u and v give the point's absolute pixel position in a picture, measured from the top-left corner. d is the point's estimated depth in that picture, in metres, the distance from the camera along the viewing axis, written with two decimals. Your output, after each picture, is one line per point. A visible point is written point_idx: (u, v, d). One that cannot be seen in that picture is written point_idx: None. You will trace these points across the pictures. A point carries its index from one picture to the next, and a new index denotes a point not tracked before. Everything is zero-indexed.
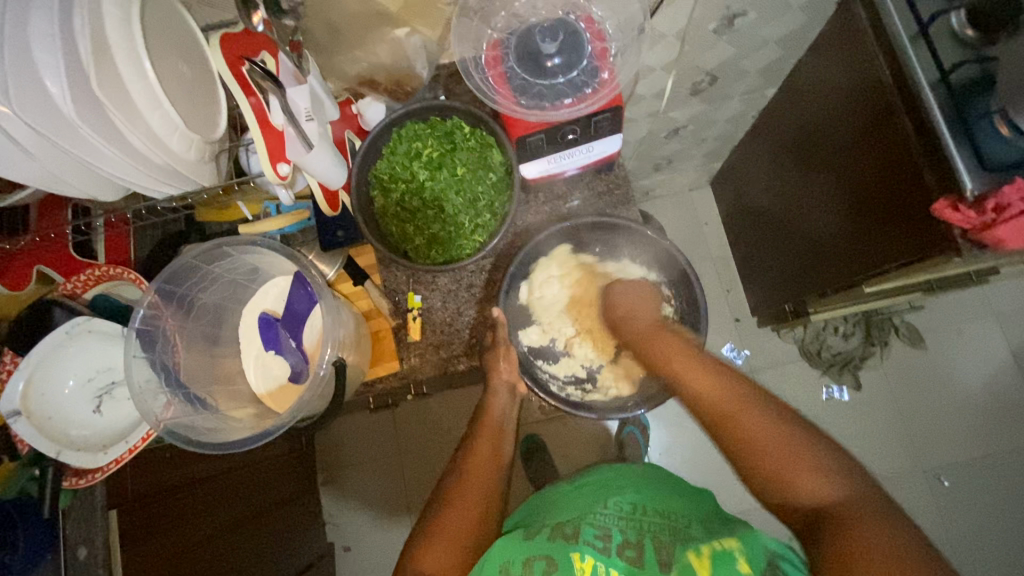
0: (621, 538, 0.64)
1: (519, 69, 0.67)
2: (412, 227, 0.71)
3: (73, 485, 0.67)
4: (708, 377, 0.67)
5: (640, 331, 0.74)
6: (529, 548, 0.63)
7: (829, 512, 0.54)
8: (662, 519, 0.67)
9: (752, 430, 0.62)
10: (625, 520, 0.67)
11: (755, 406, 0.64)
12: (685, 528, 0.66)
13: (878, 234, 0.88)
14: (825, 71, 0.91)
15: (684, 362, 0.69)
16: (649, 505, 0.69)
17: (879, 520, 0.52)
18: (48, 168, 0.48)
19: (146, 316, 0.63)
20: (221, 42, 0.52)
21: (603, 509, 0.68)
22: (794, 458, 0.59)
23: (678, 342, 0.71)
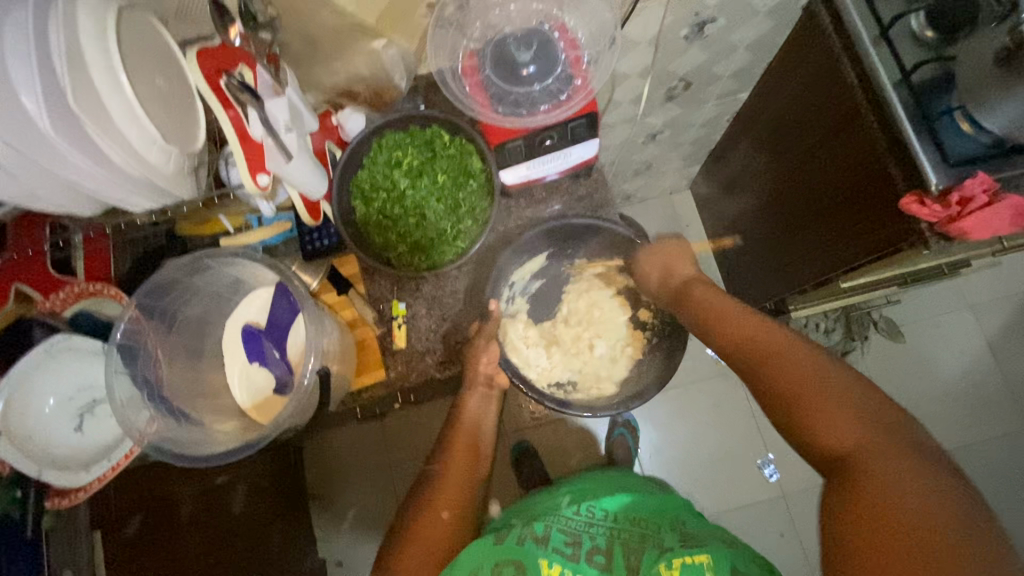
0: (590, 544, 0.67)
1: (495, 78, 0.69)
2: (394, 235, 0.72)
3: (56, 506, 0.68)
4: (730, 305, 0.73)
5: (661, 259, 0.81)
6: (500, 551, 0.66)
7: (799, 411, 0.61)
8: (634, 527, 0.69)
9: (742, 346, 0.69)
10: (595, 528, 0.69)
11: (769, 341, 0.68)
12: (655, 535, 0.68)
13: (851, 230, 0.91)
14: (793, 74, 0.94)
15: (709, 298, 0.75)
16: (622, 513, 0.72)
17: (842, 416, 0.59)
18: (25, 184, 0.48)
19: (127, 330, 0.64)
20: (198, 57, 0.52)
21: (572, 515, 0.71)
22: (790, 374, 0.64)
23: (713, 294, 0.76)
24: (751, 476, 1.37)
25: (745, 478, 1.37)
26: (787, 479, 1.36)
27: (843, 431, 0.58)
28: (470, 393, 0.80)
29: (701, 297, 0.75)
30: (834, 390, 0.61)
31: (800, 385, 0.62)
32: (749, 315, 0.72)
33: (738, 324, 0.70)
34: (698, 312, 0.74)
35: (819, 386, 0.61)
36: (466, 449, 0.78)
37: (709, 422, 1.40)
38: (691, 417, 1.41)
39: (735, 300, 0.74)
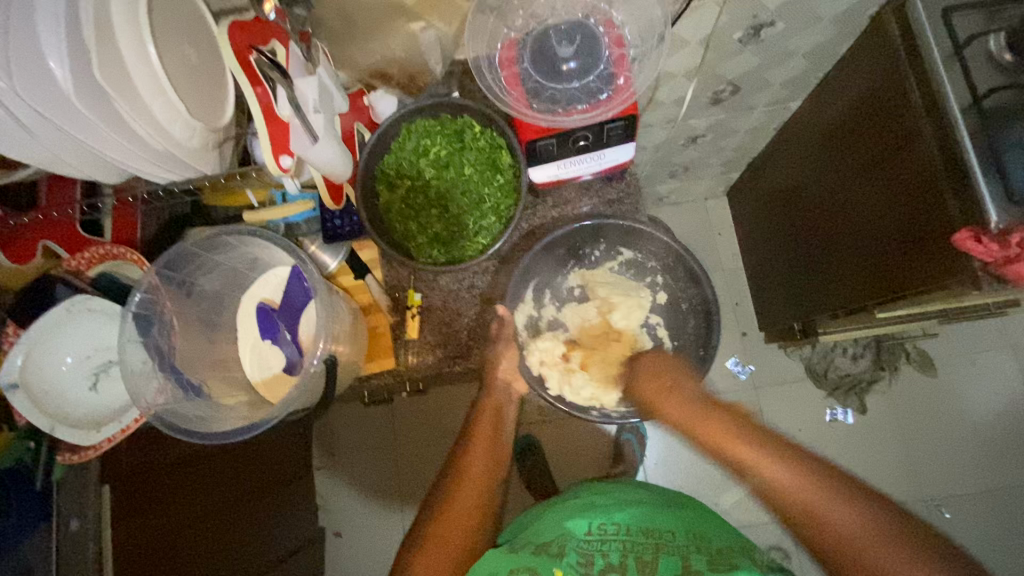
0: (604, 562, 0.66)
1: (533, 71, 0.65)
2: (415, 225, 0.71)
3: (70, 460, 0.72)
4: (727, 436, 0.64)
5: (645, 372, 0.72)
6: (514, 560, 0.66)
7: (811, 501, 0.59)
8: (653, 539, 0.68)
9: (735, 456, 0.64)
10: (611, 544, 0.69)
11: (751, 448, 0.63)
12: (677, 549, 0.66)
13: (889, 260, 0.87)
14: (852, 87, 0.88)
15: (705, 420, 0.65)
16: (637, 526, 0.71)
17: (850, 505, 0.58)
18: (47, 150, 0.48)
19: (143, 301, 0.63)
20: (232, 29, 0.50)
21: (588, 531, 0.70)
22: (779, 474, 0.61)
23: (673, 363, 0.71)
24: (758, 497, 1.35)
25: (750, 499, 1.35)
26: None
27: (850, 523, 0.57)
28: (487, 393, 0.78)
29: (689, 412, 0.67)
30: (818, 485, 0.60)
31: (814, 504, 0.59)
32: (751, 432, 0.65)
33: (740, 459, 0.63)
34: (649, 401, 0.70)
35: (808, 489, 0.60)
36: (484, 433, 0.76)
37: None
38: None
39: (745, 425, 0.65)
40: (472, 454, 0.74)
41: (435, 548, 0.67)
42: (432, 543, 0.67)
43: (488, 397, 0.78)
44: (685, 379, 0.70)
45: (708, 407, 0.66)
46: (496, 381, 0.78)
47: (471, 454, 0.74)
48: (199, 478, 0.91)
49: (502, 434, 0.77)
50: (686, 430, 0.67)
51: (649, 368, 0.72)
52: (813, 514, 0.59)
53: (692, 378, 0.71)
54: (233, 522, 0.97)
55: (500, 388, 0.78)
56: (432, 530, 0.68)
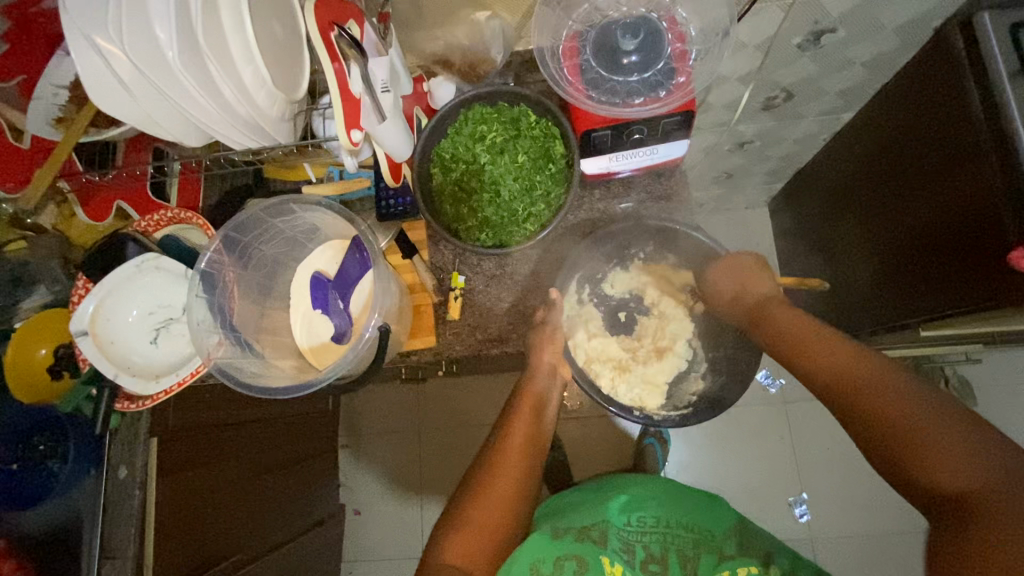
0: (645, 552, 0.75)
1: (594, 62, 0.66)
2: (467, 208, 0.72)
3: (123, 408, 0.75)
4: (836, 352, 0.62)
5: (793, 325, 0.67)
6: (560, 549, 0.72)
7: (908, 442, 0.54)
8: (690, 532, 0.76)
9: (836, 368, 0.61)
10: (650, 535, 0.77)
11: (827, 340, 0.64)
12: (714, 543, 0.75)
13: (936, 277, 0.86)
14: (910, 99, 0.87)
15: (789, 326, 0.68)
16: (672, 517, 0.78)
17: (957, 455, 0.51)
18: (145, 110, 0.51)
19: (210, 260, 0.67)
20: (315, 5, 0.52)
21: (627, 522, 0.78)
22: (876, 391, 0.57)
23: (802, 317, 0.68)
24: (780, 512, 1.34)
25: (772, 514, 1.34)
26: (817, 524, 1.32)
27: (959, 472, 0.51)
28: (534, 376, 0.76)
29: (788, 338, 0.67)
30: (931, 412, 0.54)
31: (902, 419, 0.55)
32: (819, 329, 0.66)
33: (834, 369, 0.61)
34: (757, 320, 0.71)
35: (906, 407, 0.55)
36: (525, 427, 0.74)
37: (743, 448, 1.37)
38: (727, 440, 1.38)
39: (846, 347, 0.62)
40: (511, 450, 0.71)
41: (472, 535, 0.64)
42: (471, 528, 0.64)
43: (529, 384, 0.76)
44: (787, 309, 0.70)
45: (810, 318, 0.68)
46: (538, 364, 0.75)
47: (510, 450, 0.71)
48: (231, 443, 0.96)
49: (541, 425, 0.75)
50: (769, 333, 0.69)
51: (761, 298, 0.72)
52: (915, 434, 0.54)
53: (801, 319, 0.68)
54: (257, 484, 1.04)
55: (541, 373, 0.76)
56: (469, 515, 0.66)
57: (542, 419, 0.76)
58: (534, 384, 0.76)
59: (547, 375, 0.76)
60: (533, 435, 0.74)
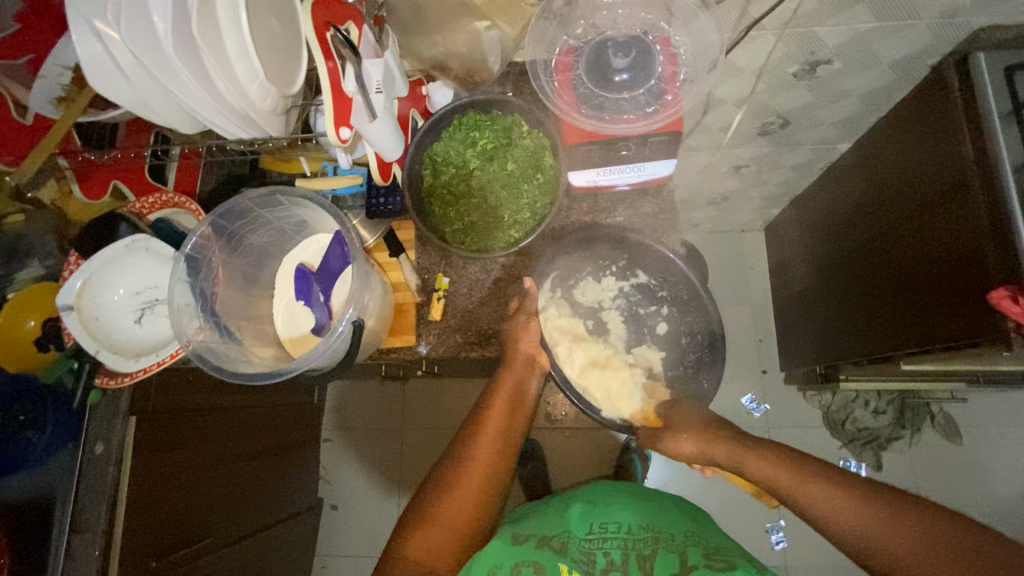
0: (607, 560, 0.70)
1: (586, 78, 0.67)
2: (454, 211, 0.73)
3: (103, 383, 0.78)
4: (834, 496, 0.62)
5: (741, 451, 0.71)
6: (518, 554, 0.67)
7: None
8: (652, 534, 0.73)
9: (838, 521, 0.61)
10: (612, 542, 0.72)
11: (807, 477, 0.65)
12: (677, 546, 0.70)
13: (915, 314, 0.87)
14: (904, 135, 0.88)
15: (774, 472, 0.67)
16: (637, 525, 0.75)
17: None
18: (138, 95, 0.52)
19: (197, 245, 0.69)
20: (314, 4, 0.55)
21: (589, 532, 0.74)
22: (886, 530, 0.58)
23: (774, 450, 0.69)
24: (756, 538, 1.33)
25: (749, 538, 1.33)
26: (792, 552, 1.32)
27: None
28: (509, 370, 0.76)
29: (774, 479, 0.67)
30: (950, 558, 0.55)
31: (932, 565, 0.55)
32: (801, 469, 0.66)
33: (848, 520, 0.60)
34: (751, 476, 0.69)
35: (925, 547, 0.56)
36: (501, 422, 0.74)
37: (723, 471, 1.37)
38: None
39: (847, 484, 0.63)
40: (480, 451, 0.73)
41: (433, 526, 0.68)
42: (431, 523, 0.68)
43: (506, 375, 0.76)
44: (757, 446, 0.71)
45: (780, 452, 0.69)
46: (514, 356, 0.76)
47: (479, 450, 0.73)
48: (208, 424, 0.97)
49: (514, 420, 0.75)
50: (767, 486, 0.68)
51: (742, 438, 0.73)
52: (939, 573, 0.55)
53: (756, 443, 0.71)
54: (232, 471, 1.05)
55: (519, 366, 0.76)
56: (437, 510, 0.69)
57: (522, 416, 0.76)
58: (507, 379, 0.76)
59: (523, 369, 0.76)
60: (511, 431, 0.75)
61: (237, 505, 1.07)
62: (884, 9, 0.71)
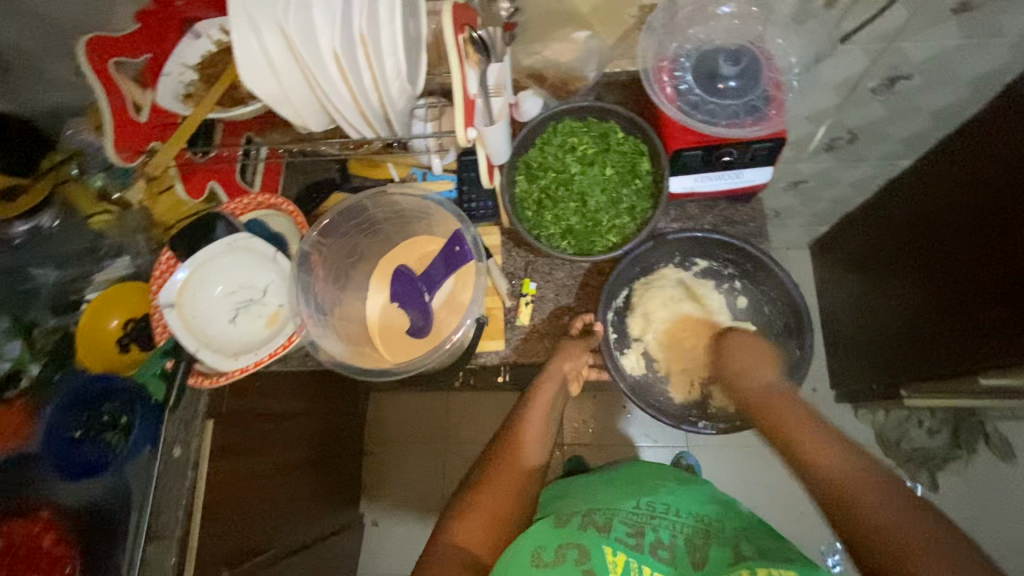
0: (654, 536, 0.68)
1: (693, 87, 0.69)
2: (551, 215, 0.75)
3: (196, 382, 0.74)
4: (821, 446, 0.63)
5: (766, 396, 0.68)
6: (564, 536, 0.67)
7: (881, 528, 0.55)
8: (701, 522, 0.70)
9: (829, 465, 0.61)
10: (660, 519, 0.70)
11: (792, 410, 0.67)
12: (729, 537, 0.68)
13: (1006, 328, 0.84)
14: (995, 151, 0.86)
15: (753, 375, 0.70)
16: (684, 507, 0.72)
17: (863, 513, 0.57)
18: (284, 91, 0.53)
19: (309, 242, 0.71)
20: (452, 9, 0.53)
21: (636, 506, 0.72)
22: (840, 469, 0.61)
23: (797, 406, 0.67)
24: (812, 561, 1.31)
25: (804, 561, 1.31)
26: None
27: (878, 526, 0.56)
28: (546, 382, 0.76)
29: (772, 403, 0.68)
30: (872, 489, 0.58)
31: (873, 512, 0.56)
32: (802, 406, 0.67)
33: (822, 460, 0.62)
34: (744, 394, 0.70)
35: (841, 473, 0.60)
36: (536, 424, 0.76)
37: (775, 490, 1.36)
38: (758, 480, 1.37)
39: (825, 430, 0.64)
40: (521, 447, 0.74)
41: (472, 520, 0.68)
42: (473, 514, 0.68)
43: (546, 381, 0.76)
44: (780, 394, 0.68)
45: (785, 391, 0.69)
46: (554, 371, 0.75)
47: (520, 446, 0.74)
48: (276, 433, 0.95)
49: (547, 423, 0.77)
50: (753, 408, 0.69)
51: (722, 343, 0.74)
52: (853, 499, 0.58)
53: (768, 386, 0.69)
54: (291, 481, 1.03)
55: (559, 376, 0.76)
56: (476, 502, 0.70)
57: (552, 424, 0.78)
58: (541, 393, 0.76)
59: (557, 386, 0.76)
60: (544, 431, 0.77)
61: (293, 520, 1.04)
62: (972, 26, 0.73)
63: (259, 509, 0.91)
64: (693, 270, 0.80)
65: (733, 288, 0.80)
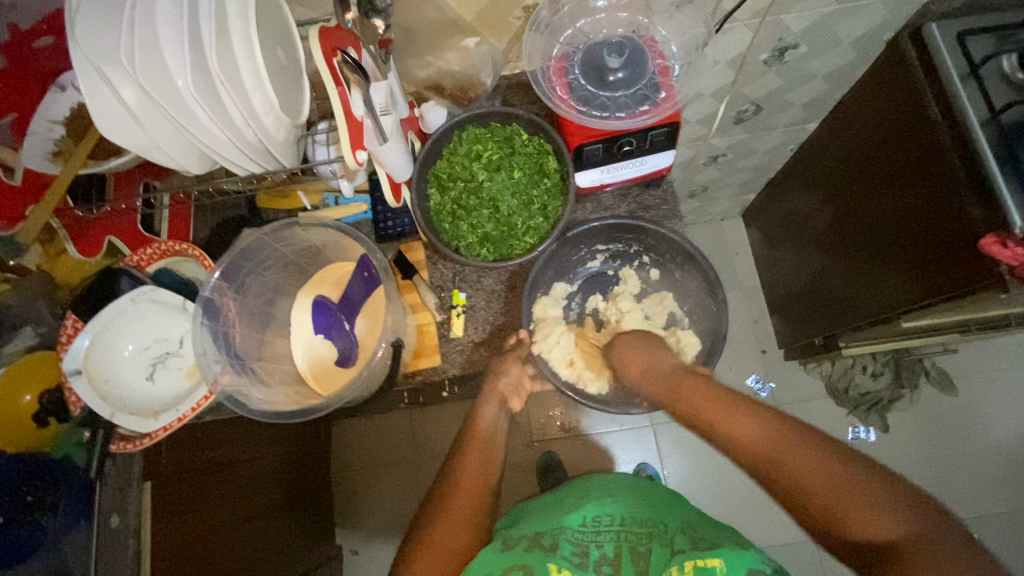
0: (600, 553, 0.68)
1: (583, 81, 0.70)
2: (466, 225, 0.75)
3: (121, 448, 0.71)
4: (740, 418, 0.61)
5: (666, 381, 0.68)
6: (507, 558, 0.65)
7: (838, 509, 0.52)
8: (646, 530, 0.71)
9: (745, 438, 0.60)
10: (605, 535, 0.71)
11: (777, 432, 0.59)
12: (667, 537, 0.69)
13: (896, 287, 0.94)
14: (883, 105, 0.90)
15: (713, 410, 0.63)
16: (629, 516, 0.74)
17: (858, 505, 0.52)
18: (151, 138, 0.51)
19: (213, 288, 0.68)
20: (317, 34, 0.51)
21: (582, 522, 0.73)
22: (857, 501, 0.52)
23: (702, 386, 0.66)
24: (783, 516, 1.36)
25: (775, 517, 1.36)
26: None
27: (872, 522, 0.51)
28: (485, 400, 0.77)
29: (681, 395, 0.66)
30: (845, 477, 0.54)
31: (846, 493, 0.53)
32: (758, 419, 0.60)
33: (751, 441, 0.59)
34: (700, 420, 0.64)
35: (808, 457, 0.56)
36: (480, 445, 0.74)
37: None
38: None
39: (751, 409, 0.62)
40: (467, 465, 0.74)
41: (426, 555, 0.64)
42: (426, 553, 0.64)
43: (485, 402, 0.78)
44: (686, 375, 0.68)
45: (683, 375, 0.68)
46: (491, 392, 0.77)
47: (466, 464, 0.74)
48: (224, 485, 0.93)
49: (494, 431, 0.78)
50: (710, 431, 0.63)
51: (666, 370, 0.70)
52: (828, 498, 0.53)
53: (671, 371, 0.69)
54: (251, 529, 1.00)
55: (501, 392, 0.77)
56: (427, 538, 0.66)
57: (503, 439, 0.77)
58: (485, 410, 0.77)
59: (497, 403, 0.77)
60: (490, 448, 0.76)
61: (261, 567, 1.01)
62: None
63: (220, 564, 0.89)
64: (598, 259, 0.85)
65: (643, 262, 0.85)
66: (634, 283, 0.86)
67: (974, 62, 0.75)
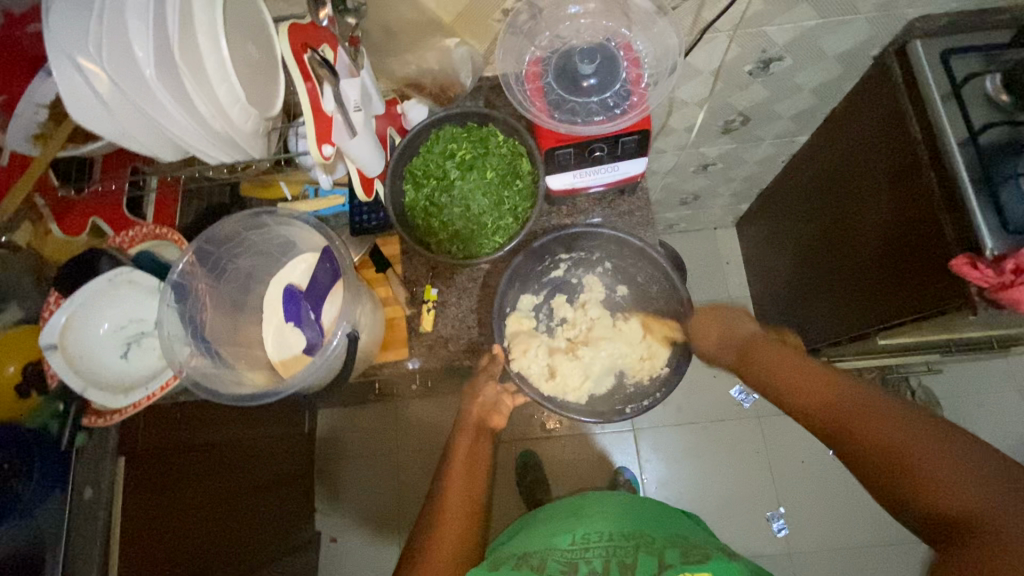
0: (588, 567, 0.71)
1: (555, 85, 0.71)
2: (438, 222, 0.76)
3: (91, 422, 0.74)
4: (803, 382, 0.67)
5: (740, 347, 0.74)
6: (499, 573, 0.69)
7: (908, 469, 0.56)
8: (632, 541, 0.74)
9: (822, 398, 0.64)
10: (594, 549, 0.74)
11: (860, 397, 0.62)
12: (655, 549, 0.72)
13: (875, 303, 0.94)
14: (869, 120, 0.89)
15: (787, 371, 0.69)
16: (617, 531, 0.77)
17: (941, 467, 0.55)
18: (121, 124, 0.53)
19: (182, 272, 0.69)
20: (288, 31, 0.54)
21: (571, 541, 0.76)
22: (935, 465, 0.55)
23: (776, 347, 0.72)
24: (758, 527, 1.36)
25: (751, 529, 1.36)
26: (796, 538, 1.35)
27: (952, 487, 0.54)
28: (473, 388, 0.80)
29: (752, 362, 0.72)
30: (922, 435, 0.57)
31: (918, 454, 0.56)
32: (833, 378, 0.65)
33: (813, 403, 0.65)
34: (772, 377, 0.70)
35: (877, 414, 0.60)
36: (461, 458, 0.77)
37: (719, 464, 1.40)
38: (703, 455, 1.41)
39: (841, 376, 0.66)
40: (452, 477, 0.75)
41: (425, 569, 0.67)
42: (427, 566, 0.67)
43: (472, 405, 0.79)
44: (757, 338, 0.74)
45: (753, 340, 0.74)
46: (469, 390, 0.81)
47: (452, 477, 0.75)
48: (202, 465, 0.95)
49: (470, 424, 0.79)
50: (784, 393, 0.68)
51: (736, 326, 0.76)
52: (897, 454, 0.57)
53: (731, 332, 0.75)
54: (227, 510, 1.02)
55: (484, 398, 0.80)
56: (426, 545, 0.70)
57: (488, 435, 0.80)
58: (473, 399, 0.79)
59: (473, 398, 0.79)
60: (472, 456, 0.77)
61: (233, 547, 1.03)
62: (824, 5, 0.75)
63: (190, 543, 0.91)
64: (561, 267, 0.83)
65: (606, 269, 0.84)
66: (599, 290, 0.84)
67: (956, 82, 0.75)
